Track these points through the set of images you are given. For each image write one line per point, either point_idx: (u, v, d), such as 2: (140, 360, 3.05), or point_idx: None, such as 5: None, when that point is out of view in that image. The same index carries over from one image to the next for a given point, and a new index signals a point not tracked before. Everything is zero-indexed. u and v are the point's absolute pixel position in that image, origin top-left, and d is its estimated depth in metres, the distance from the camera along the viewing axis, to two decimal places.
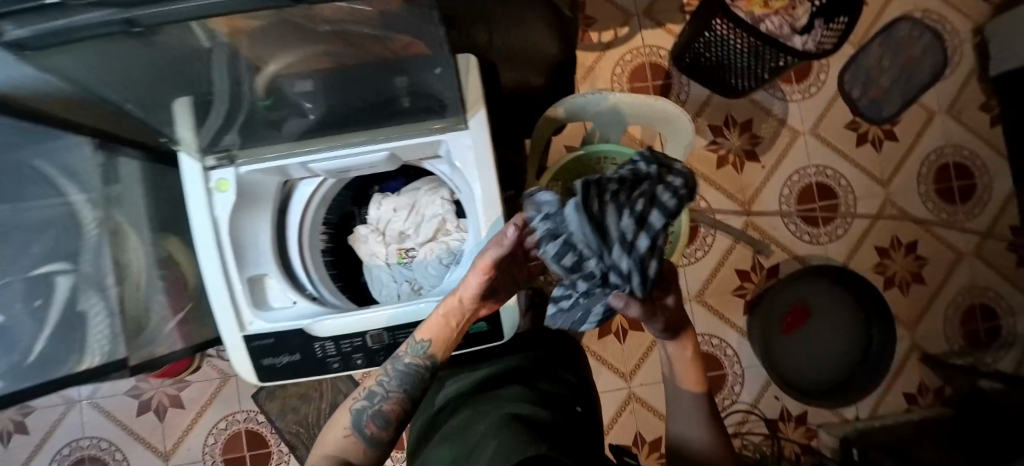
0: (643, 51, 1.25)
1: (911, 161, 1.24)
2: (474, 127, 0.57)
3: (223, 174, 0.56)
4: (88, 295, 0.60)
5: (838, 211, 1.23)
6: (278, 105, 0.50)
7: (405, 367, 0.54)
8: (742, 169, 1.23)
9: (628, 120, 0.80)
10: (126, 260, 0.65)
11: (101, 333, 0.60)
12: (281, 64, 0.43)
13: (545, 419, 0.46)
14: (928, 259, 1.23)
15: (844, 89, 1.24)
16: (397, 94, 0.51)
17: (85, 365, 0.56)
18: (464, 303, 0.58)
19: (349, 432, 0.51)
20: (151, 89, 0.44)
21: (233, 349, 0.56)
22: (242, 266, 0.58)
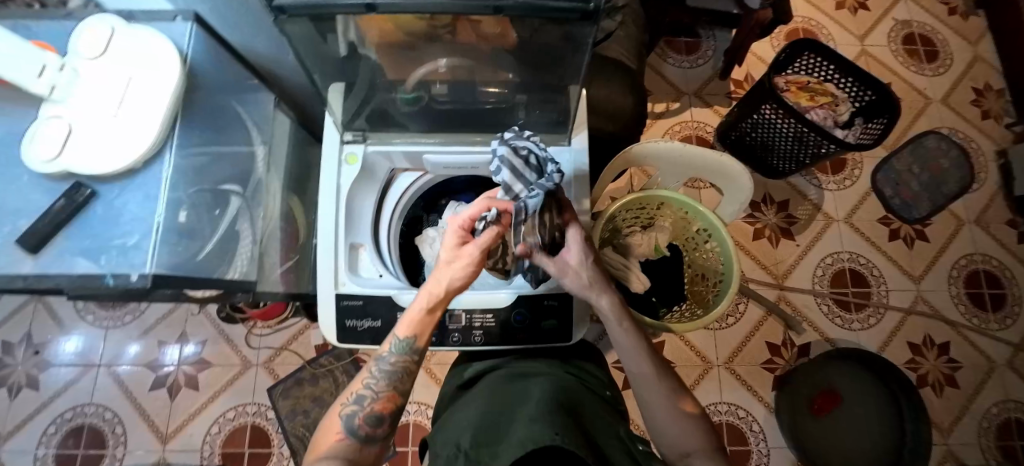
0: (691, 125, 1.37)
1: (941, 263, 1.28)
2: (575, 145, 0.67)
3: (354, 149, 0.64)
4: (243, 219, 0.69)
5: (870, 300, 1.25)
6: (415, 100, 0.63)
7: (389, 366, 0.48)
8: (777, 244, 1.28)
9: (691, 171, 0.86)
10: (268, 206, 0.76)
11: (246, 253, 0.69)
12: (439, 66, 0.56)
13: (579, 416, 0.44)
14: (961, 363, 1.21)
15: (877, 186, 1.32)
16: (514, 107, 0.65)
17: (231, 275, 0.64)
18: (539, 298, 0.58)
19: (343, 434, 0.44)
20: (317, 54, 0.51)
21: (321, 305, 0.59)
22: (347, 230, 0.62)
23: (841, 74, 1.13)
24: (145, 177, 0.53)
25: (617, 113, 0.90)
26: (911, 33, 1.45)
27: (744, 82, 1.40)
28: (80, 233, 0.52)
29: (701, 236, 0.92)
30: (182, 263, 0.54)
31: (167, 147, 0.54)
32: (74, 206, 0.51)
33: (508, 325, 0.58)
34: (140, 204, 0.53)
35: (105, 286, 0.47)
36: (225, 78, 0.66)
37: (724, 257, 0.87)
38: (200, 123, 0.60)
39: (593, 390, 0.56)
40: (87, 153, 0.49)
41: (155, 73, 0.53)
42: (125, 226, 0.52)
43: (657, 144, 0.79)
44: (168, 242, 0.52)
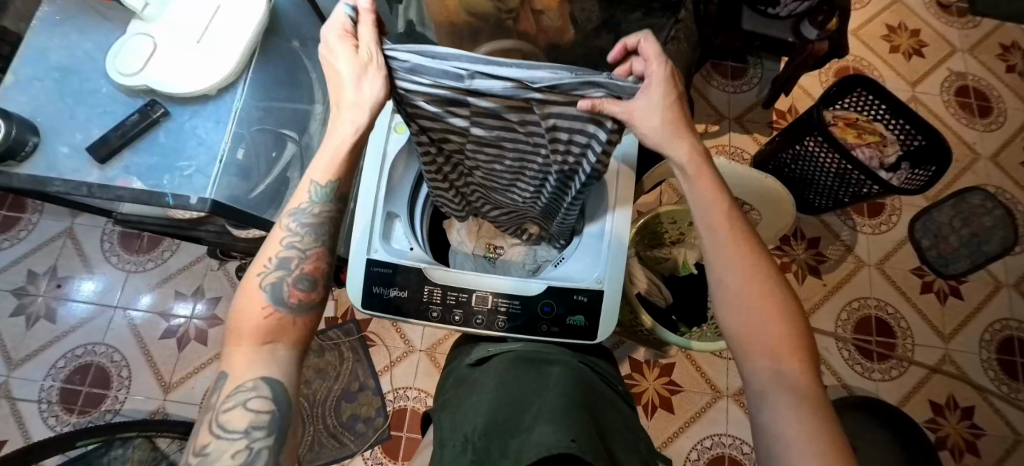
0: (728, 149, 1.35)
1: (974, 324, 1.23)
2: None
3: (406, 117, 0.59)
4: (293, 170, 0.74)
5: (894, 351, 1.20)
6: None
7: (309, 224, 0.41)
8: (803, 281, 1.24)
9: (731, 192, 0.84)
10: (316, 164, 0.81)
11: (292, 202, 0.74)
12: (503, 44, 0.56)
13: (597, 420, 0.42)
14: (985, 430, 1.16)
15: (913, 236, 1.28)
16: None
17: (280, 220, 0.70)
18: (570, 291, 0.56)
19: (271, 306, 0.38)
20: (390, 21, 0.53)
21: (352, 268, 0.55)
22: (385, 198, 0.58)
23: (892, 116, 1.11)
24: (216, 110, 0.63)
25: None
26: (966, 85, 1.42)
27: (787, 113, 1.38)
28: (145, 152, 0.61)
29: None
30: (238, 197, 0.60)
31: (240, 85, 0.63)
32: (144, 122, 0.60)
33: (534, 310, 0.56)
34: (208, 131, 0.62)
35: (165, 203, 0.52)
36: (295, 35, 0.73)
37: None
38: (264, 72, 0.67)
39: (610, 386, 0.54)
40: (174, 71, 0.61)
41: (235, 10, 0.64)
42: (190, 151, 0.61)
43: None
44: (229, 172, 0.60)
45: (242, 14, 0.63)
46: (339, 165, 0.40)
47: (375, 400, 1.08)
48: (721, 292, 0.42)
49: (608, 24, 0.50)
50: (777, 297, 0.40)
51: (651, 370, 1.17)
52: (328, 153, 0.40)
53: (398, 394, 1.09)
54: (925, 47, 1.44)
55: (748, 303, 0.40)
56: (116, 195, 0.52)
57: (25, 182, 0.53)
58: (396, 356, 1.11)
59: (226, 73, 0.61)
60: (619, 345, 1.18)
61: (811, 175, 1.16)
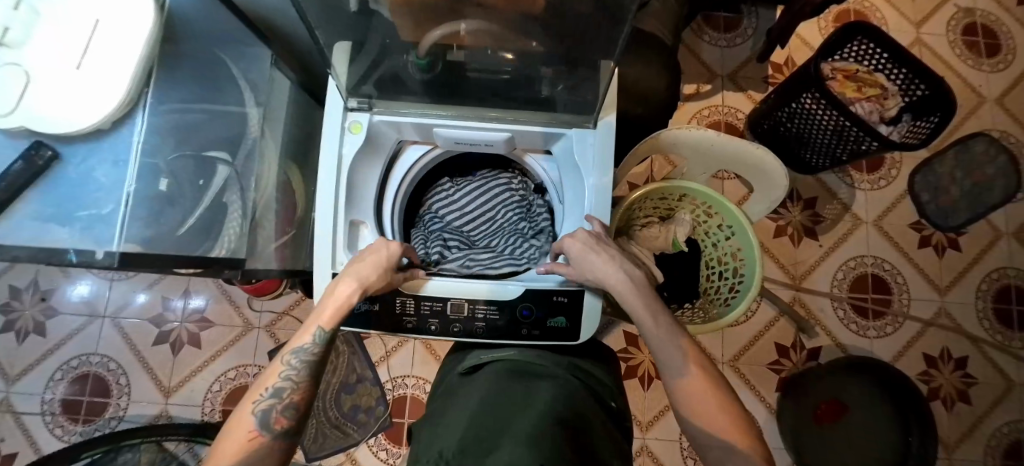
0: (721, 111, 1.29)
1: (971, 276, 1.22)
2: (599, 129, 0.58)
3: (360, 117, 0.56)
4: (231, 192, 0.62)
5: (890, 307, 1.20)
6: (430, 66, 0.54)
7: (303, 358, 0.45)
8: (798, 244, 1.22)
9: (721, 164, 0.80)
10: (261, 176, 0.69)
11: (237, 226, 0.63)
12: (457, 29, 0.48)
13: (578, 444, 0.40)
14: (977, 379, 1.18)
15: (912, 189, 1.24)
16: (538, 81, 0.56)
17: (218, 251, 0.58)
18: (549, 293, 0.55)
19: (256, 430, 0.41)
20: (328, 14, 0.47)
21: (318, 283, 0.53)
22: (348, 206, 0.55)
23: (894, 65, 1.04)
24: (117, 141, 0.50)
25: (647, 95, 0.82)
26: (974, 22, 1.33)
27: (783, 66, 1.30)
28: (48, 195, 0.48)
29: (725, 232, 0.86)
30: (157, 237, 0.48)
31: (142, 108, 0.49)
32: (33, 170, 0.47)
33: (512, 314, 0.54)
34: (108, 173, 0.49)
35: (70, 263, 0.42)
36: (208, 30, 0.58)
37: (749, 258, 0.81)
38: (180, 80, 0.55)
39: (599, 402, 0.52)
40: (57, 100, 0.46)
41: (120, 16, 0.48)
42: (91, 196, 0.48)
43: (685, 129, 0.72)
44: (140, 213, 0.46)
45: (131, 20, 0.48)
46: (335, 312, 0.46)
47: (374, 390, 1.09)
48: (675, 394, 0.47)
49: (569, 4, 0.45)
50: (704, 373, 0.46)
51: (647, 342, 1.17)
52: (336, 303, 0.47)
53: (397, 382, 1.10)
54: None
55: (695, 398, 0.45)
56: (14, 256, 0.43)
57: None
58: (392, 346, 1.11)
59: (123, 98, 0.47)
60: (614, 320, 1.17)
61: (806, 136, 1.11)
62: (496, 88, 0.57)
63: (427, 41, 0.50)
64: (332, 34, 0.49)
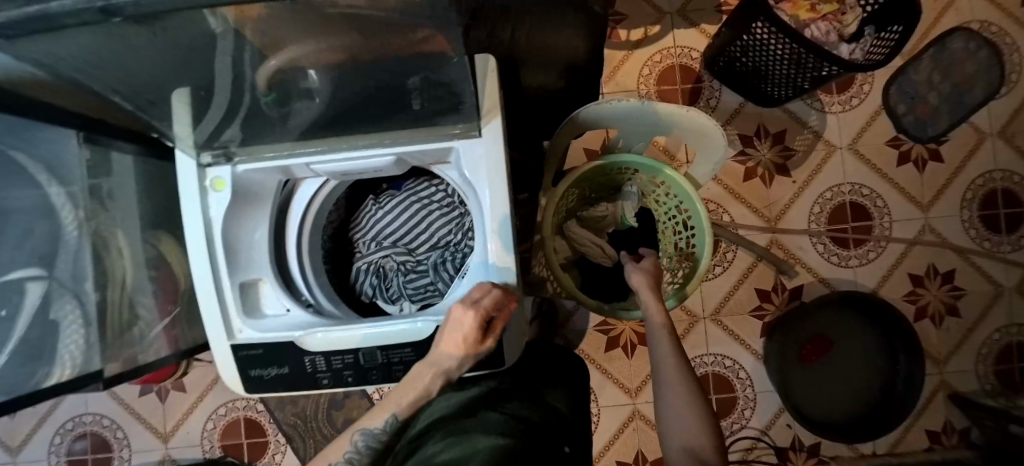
0: (674, 52, 1.18)
1: (955, 186, 1.16)
2: (487, 137, 0.49)
3: (219, 172, 0.48)
4: (62, 301, 0.56)
5: (871, 233, 1.15)
6: (280, 102, 0.44)
7: (370, 444, 0.51)
8: (770, 184, 1.16)
9: (656, 129, 0.73)
10: (115, 271, 0.62)
11: (76, 343, 0.56)
12: (282, 61, 0.38)
13: None
14: (966, 290, 1.15)
15: (888, 104, 1.16)
16: (406, 95, 0.45)
17: (52, 380, 0.51)
18: (463, 325, 0.51)
19: None
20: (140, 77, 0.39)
21: (220, 357, 0.50)
22: (231, 269, 0.50)
23: None
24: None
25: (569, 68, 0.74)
26: None
27: None
28: None
29: (674, 201, 0.80)
30: None
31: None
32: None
33: (429, 353, 0.51)
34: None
35: None
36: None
37: (699, 227, 0.76)
38: None
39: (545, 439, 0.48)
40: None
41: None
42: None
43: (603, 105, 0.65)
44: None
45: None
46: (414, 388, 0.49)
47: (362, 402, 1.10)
48: (669, 404, 0.56)
49: None
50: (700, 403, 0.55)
51: None
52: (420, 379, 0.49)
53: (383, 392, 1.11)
54: None
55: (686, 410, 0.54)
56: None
57: None
58: None
59: None
60: None
61: (766, 68, 1.01)
62: (373, 109, 0.47)
63: (258, 72, 0.39)
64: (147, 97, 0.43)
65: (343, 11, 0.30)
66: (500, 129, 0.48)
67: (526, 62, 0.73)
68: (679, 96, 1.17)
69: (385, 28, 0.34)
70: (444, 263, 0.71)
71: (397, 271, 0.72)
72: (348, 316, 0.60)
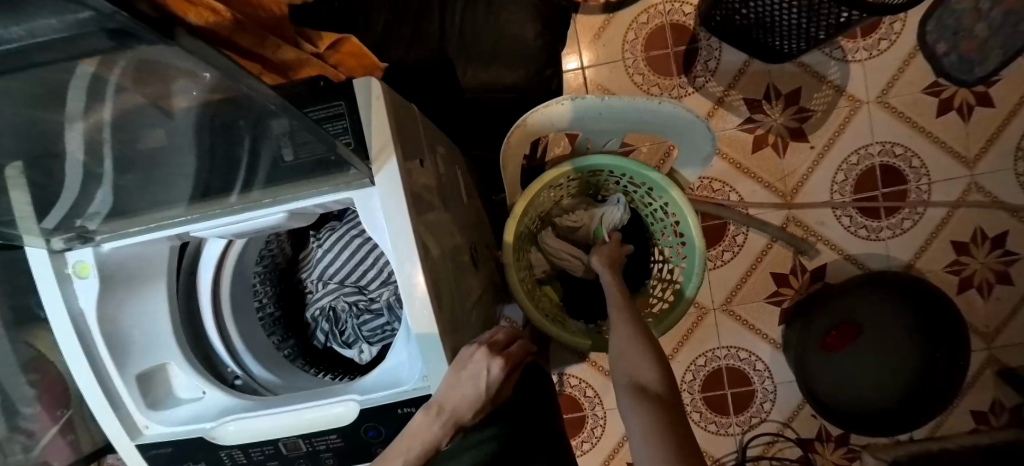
0: (662, 10, 1.01)
1: (1009, 133, 0.98)
2: (382, 185, 0.39)
3: (79, 255, 0.42)
4: None
5: (905, 199, 1.00)
6: (126, 167, 0.36)
7: None
8: (784, 153, 1.01)
9: (627, 126, 0.60)
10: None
11: None
12: (98, 120, 0.28)
13: None
14: (1021, 254, 1.00)
15: (925, 42, 0.97)
16: (274, 144, 0.36)
17: None
18: (392, 406, 0.43)
19: None
20: None
21: (129, 458, 0.45)
22: (122, 361, 0.44)
23: None
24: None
25: (519, 58, 0.62)
26: None
27: None
28: None
29: (659, 202, 0.69)
30: None
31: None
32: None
33: (357, 440, 0.43)
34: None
35: None
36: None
37: (688, 235, 0.66)
38: None
39: None
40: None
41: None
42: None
43: (554, 106, 0.53)
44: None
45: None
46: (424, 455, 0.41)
47: None
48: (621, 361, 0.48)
49: None
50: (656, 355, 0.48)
51: None
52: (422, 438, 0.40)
53: None
54: None
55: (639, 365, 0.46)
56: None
57: None
58: None
59: None
60: None
61: (770, 20, 0.85)
62: (251, 164, 0.38)
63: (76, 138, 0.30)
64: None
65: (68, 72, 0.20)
66: (395, 172, 0.39)
67: (468, 57, 0.61)
68: (671, 62, 1.01)
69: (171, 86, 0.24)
70: (398, 300, 0.61)
71: (350, 314, 0.63)
72: (285, 382, 0.53)
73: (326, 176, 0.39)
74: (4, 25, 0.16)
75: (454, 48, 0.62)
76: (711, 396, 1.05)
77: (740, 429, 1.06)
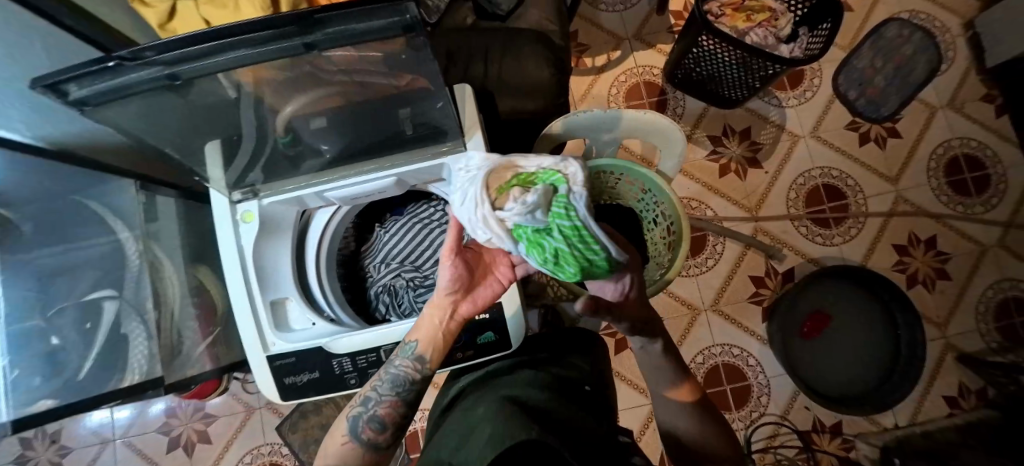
0: (636, 71, 1.30)
1: (917, 157, 1.23)
2: (471, 149, 0.58)
3: (248, 206, 0.59)
4: (130, 321, 0.73)
5: (848, 211, 1.22)
6: (295, 140, 0.55)
7: (396, 374, 0.52)
8: (745, 176, 1.24)
9: (622, 134, 0.81)
10: (156, 290, 0.73)
11: (142, 353, 0.70)
12: (306, 99, 0.48)
13: (550, 399, 0.49)
14: (951, 253, 1.20)
15: (839, 91, 1.26)
16: (400, 123, 0.55)
17: (122, 382, 0.67)
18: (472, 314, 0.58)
19: (348, 438, 0.51)
20: (193, 129, 0.49)
21: (258, 368, 0.57)
22: (261, 288, 0.58)
23: None
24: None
25: (538, 90, 0.84)
26: None
27: (683, 11, 1.32)
28: None
29: (651, 196, 0.89)
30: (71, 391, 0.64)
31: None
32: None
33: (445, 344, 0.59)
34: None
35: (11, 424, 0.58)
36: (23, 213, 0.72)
37: (674, 219, 0.84)
38: None
39: (571, 373, 0.60)
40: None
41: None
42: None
43: (572, 116, 0.76)
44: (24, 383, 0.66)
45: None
46: (428, 333, 0.53)
47: None
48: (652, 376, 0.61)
49: None
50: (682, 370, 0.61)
51: None
52: (426, 322, 0.53)
53: None
54: None
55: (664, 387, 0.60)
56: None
57: None
58: None
59: None
60: None
61: (717, 73, 1.12)
62: (381, 138, 0.58)
63: (283, 115, 0.50)
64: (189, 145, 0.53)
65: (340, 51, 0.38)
66: (482, 140, 0.58)
67: (501, 90, 0.83)
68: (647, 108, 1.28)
69: (372, 63, 0.42)
70: None
71: (406, 288, 0.76)
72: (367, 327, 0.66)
73: (433, 146, 0.59)
74: (356, 23, 0.34)
75: (491, 84, 0.84)
76: (712, 393, 1.15)
77: (744, 424, 1.14)
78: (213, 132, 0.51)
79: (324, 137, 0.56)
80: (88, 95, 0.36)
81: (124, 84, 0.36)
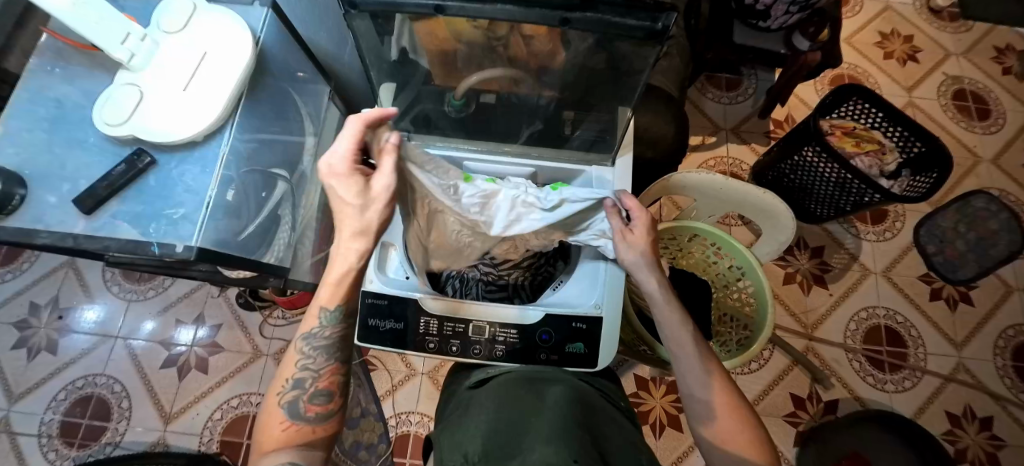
0: (726, 161, 1.34)
1: (986, 331, 1.20)
2: (618, 166, 0.67)
3: None
4: (284, 205, 0.67)
5: (906, 361, 1.17)
6: (463, 106, 0.64)
7: (320, 343, 0.48)
8: (808, 292, 1.23)
9: (728, 205, 0.83)
10: (309, 193, 0.74)
11: (282, 240, 0.67)
12: (500, 72, 0.58)
13: (593, 436, 0.46)
14: (1006, 441, 1.12)
15: (918, 241, 1.27)
16: (561, 124, 0.66)
17: (267, 257, 0.63)
18: (568, 320, 0.60)
19: (289, 420, 0.45)
20: (398, 64, 0.58)
21: None
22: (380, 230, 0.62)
23: (889, 123, 1.11)
24: (206, 152, 0.53)
25: (656, 140, 0.87)
26: (962, 88, 1.44)
27: (784, 122, 1.38)
28: (133, 200, 0.51)
29: (738, 272, 0.87)
30: (224, 240, 0.53)
31: (230, 125, 0.53)
32: (133, 172, 0.50)
33: (530, 338, 0.60)
34: (197, 177, 0.52)
35: (151, 253, 0.46)
36: (289, 72, 0.65)
37: (760, 301, 0.81)
38: (261, 108, 0.59)
39: (612, 404, 0.59)
40: (155, 114, 0.49)
41: (228, 45, 0.53)
42: (178, 197, 0.52)
43: (696, 173, 0.75)
44: (215, 215, 0.51)
45: (234, 49, 0.53)
46: (346, 290, 0.48)
47: (377, 425, 1.06)
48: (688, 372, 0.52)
49: (582, 57, 0.52)
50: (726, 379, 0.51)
51: (658, 387, 1.13)
52: (334, 280, 0.48)
53: (401, 418, 1.08)
54: (919, 53, 1.47)
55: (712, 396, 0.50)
56: (103, 246, 0.46)
57: (10, 236, 0.46)
58: (398, 379, 1.10)
59: (211, 122, 0.50)
60: (624, 362, 1.15)
61: (810, 187, 1.15)
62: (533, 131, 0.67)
63: (465, 84, 0.60)
64: (383, 77, 0.62)
65: (574, 26, 0.43)
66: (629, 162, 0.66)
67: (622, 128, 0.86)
68: None
69: (587, 36, 0.45)
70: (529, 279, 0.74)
71: (479, 280, 0.74)
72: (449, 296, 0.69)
73: (584, 153, 0.68)
74: (622, 16, 0.40)
75: None
76: None
77: None
78: (405, 75, 0.61)
79: (489, 107, 0.64)
80: (366, 0, 0.42)
81: (397, 2, 0.41)
